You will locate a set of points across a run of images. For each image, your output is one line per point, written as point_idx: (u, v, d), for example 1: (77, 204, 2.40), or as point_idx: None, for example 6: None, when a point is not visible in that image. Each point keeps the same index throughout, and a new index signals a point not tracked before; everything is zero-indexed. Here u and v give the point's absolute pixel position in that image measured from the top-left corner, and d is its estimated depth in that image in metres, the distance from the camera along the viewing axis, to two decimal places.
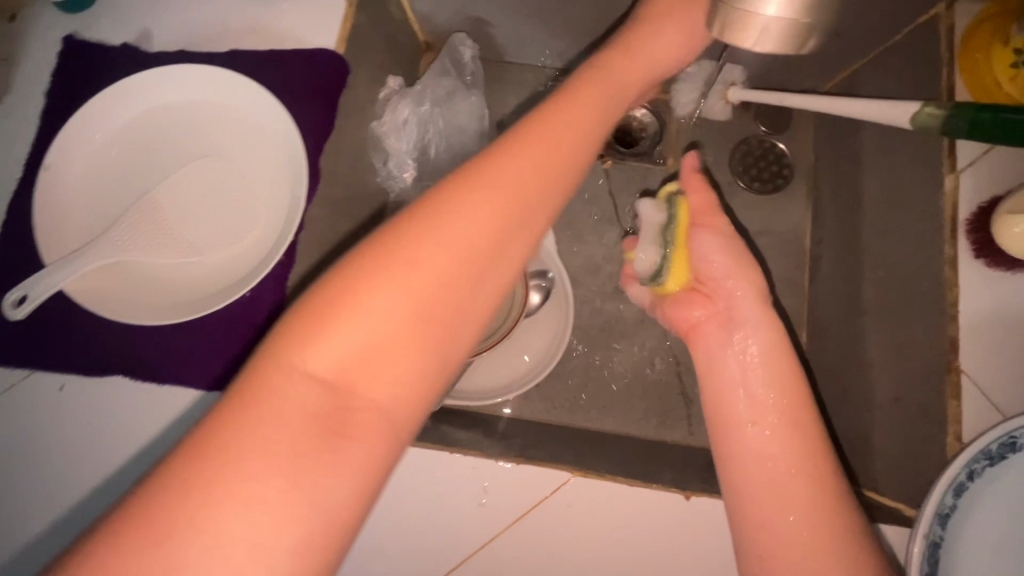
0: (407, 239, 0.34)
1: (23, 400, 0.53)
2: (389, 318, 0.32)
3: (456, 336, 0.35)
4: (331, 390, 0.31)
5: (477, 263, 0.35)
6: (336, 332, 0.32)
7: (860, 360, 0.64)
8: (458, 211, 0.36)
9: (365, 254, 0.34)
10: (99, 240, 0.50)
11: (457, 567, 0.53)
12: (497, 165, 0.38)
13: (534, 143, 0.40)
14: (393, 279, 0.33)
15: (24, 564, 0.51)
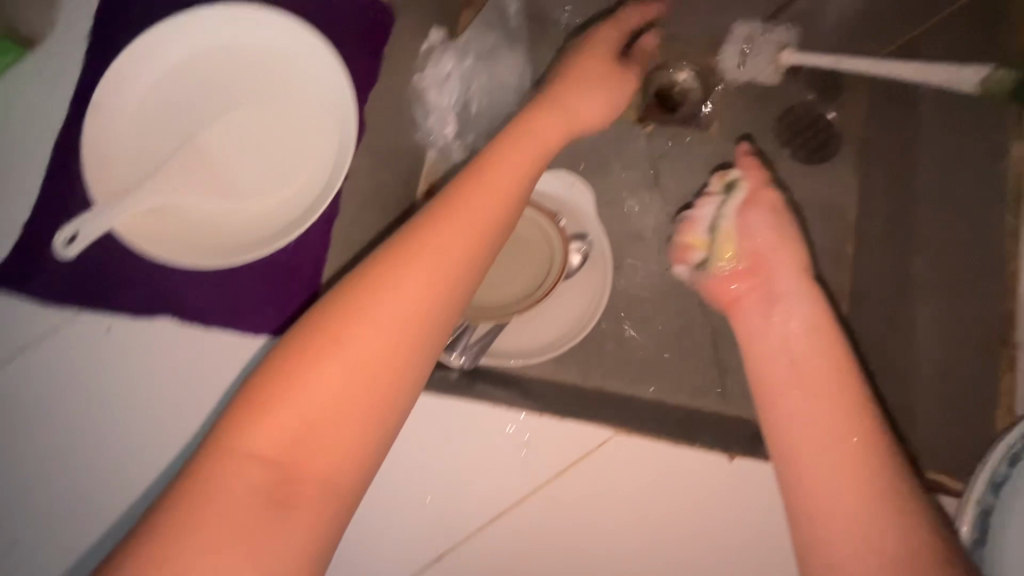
0: (340, 326, 0.41)
1: (69, 339, 0.54)
2: (323, 395, 0.39)
3: (385, 403, 0.41)
4: (274, 459, 0.38)
5: (402, 342, 0.42)
6: (279, 411, 0.39)
7: (905, 331, 0.63)
8: (377, 304, 0.42)
9: (301, 345, 0.41)
10: (148, 181, 0.50)
11: (491, 522, 0.52)
12: (418, 246, 0.44)
13: (446, 227, 0.45)
14: (324, 364, 0.40)
15: (78, 498, 0.53)
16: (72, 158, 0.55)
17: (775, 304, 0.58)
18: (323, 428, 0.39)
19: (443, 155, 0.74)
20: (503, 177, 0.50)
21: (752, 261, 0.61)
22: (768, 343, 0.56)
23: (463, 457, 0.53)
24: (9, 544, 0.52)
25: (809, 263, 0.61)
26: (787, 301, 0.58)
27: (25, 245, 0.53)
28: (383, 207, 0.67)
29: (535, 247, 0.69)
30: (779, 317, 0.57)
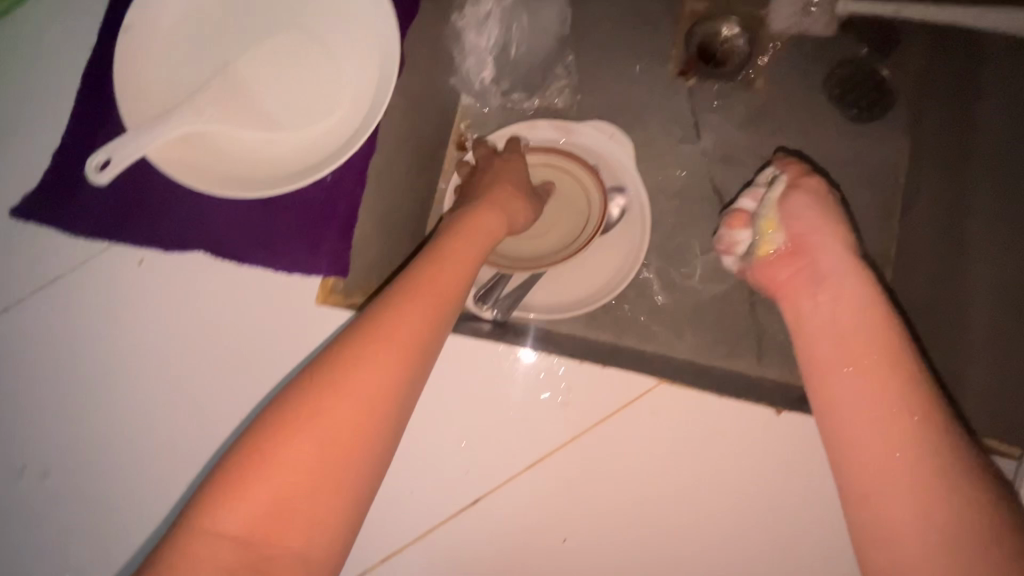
0: (314, 398, 0.39)
1: (103, 271, 0.53)
2: (299, 469, 0.37)
3: (358, 480, 0.38)
4: (246, 537, 0.35)
5: (377, 415, 0.39)
6: (248, 496, 0.36)
7: (956, 294, 0.61)
8: (352, 372, 0.40)
9: (269, 429, 0.38)
10: (183, 106, 0.48)
11: (527, 470, 0.52)
12: (392, 317, 0.42)
13: (419, 290, 0.45)
14: (293, 445, 0.37)
15: (113, 433, 0.52)
16: (105, 86, 0.53)
17: (820, 285, 0.55)
18: (295, 510, 0.36)
19: (479, 101, 0.73)
20: (462, 253, 0.50)
21: (795, 243, 0.58)
22: (814, 319, 0.54)
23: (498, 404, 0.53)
24: (44, 474, 0.52)
25: (854, 243, 0.58)
26: (832, 281, 0.55)
27: (59, 173, 0.52)
28: (417, 152, 0.64)
29: (567, 208, 0.68)
30: (826, 297, 0.55)
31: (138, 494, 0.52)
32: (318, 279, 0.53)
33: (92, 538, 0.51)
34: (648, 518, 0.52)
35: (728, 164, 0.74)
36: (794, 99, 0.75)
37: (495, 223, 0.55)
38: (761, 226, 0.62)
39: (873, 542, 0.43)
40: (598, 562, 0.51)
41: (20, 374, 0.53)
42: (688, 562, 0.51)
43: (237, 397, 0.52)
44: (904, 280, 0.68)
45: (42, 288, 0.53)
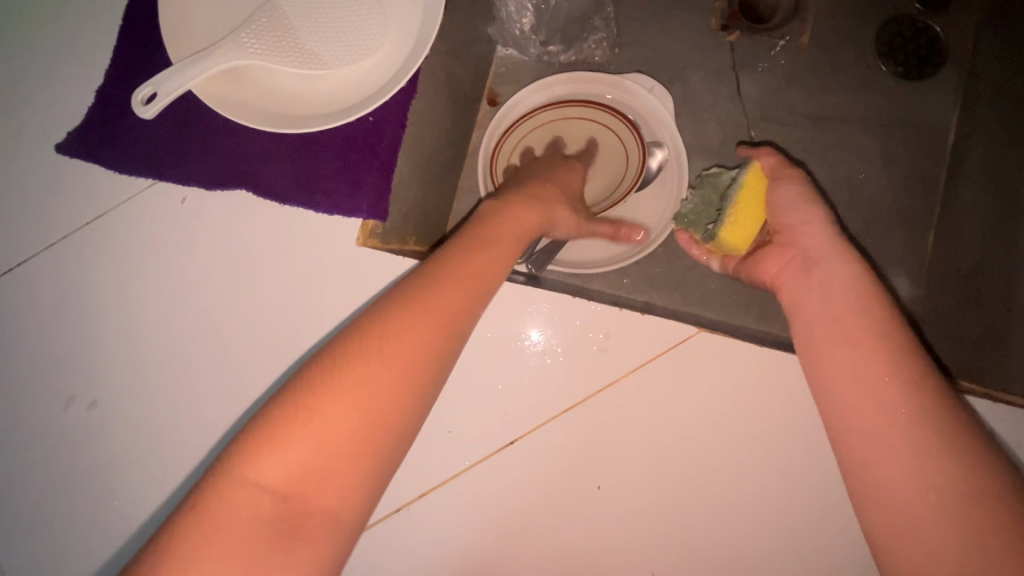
0: (356, 359, 0.37)
1: (146, 209, 0.54)
2: (341, 427, 0.34)
3: (396, 442, 0.36)
4: (284, 489, 0.33)
5: (422, 382, 0.38)
6: (292, 447, 0.34)
7: (1010, 255, 0.58)
8: (398, 333, 0.38)
9: (310, 383, 0.36)
10: (227, 40, 0.47)
11: (564, 414, 0.54)
12: (433, 288, 0.41)
13: (464, 263, 0.43)
14: (339, 400, 0.35)
15: (156, 368, 0.53)
16: (148, 21, 0.53)
17: (811, 272, 0.52)
18: (335, 468, 0.34)
19: (518, 50, 0.71)
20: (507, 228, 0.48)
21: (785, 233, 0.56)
22: (810, 301, 0.51)
23: (538, 350, 0.56)
24: (91, 405, 0.53)
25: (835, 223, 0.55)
26: (824, 265, 0.52)
27: (102, 108, 0.53)
28: (454, 100, 0.64)
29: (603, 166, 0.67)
30: (817, 282, 0.51)
31: (185, 426, 0.53)
32: (358, 221, 0.54)
33: (136, 470, 0.53)
34: (679, 464, 0.54)
35: (767, 122, 0.72)
36: (841, 53, 0.72)
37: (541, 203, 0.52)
38: (727, 213, 0.60)
39: (877, 507, 0.42)
40: (631, 504, 0.53)
41: (68, 306, 0.54)
42: (717, 506, 0.54)
43: (283, 336, 0.54)
44: (946, 245, 0.68)
45: (89, 223, 0.54)
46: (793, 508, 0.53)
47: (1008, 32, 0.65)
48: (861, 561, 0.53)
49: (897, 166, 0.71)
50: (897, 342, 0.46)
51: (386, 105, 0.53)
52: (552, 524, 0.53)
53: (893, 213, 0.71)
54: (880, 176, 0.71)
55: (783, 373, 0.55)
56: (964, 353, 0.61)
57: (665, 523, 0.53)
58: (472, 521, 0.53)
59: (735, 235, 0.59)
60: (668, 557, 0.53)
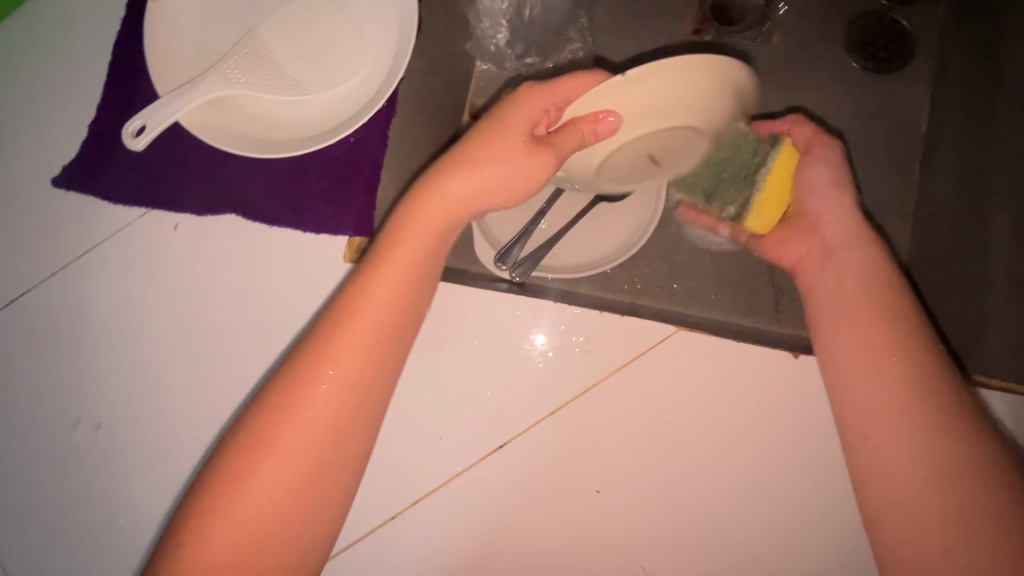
0: (259, 451, 0.41)
1: (141, 236, 0.56)
2: (261, 515, 0.40)
3: (337, 475, 0.43)
4: (248, 539, 0.40)
5: (323, 453, 0.42)
6: (246, 504, 0.40)
7: (980, 242, 0.60)
8: (292, 419, 0.42)
9: (227, 477, 0.41)
10: (211, 71, 0.50)
11: (550, 417, 0.56)
12: (318, 363, 0.43)
13: (348, 330, 0.44)
14: (254, 480, 0.40)
15: (155, 389, 0.55)
16: (139, 55, 0.56)
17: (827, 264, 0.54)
18: (265, 548, 0.40)
19: (496, 65, 0.72)
20: (406, 265, 0.47)
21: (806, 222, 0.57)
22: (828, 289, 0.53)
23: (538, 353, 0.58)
24: (97, 427, 0.55)
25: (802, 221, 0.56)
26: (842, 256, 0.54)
27: (98, 140, 0.55)
28: (437, 115, 0.66)
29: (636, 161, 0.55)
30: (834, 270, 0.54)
31: (186, 445, 0.55)
32: (345, 239, 0.56)
33: (141, 489, 0.55)
34: (668, 460, 0.56)
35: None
36: (812, 50, 0.74)
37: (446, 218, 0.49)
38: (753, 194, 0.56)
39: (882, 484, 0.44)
40: (625, 504, 0.55)
41: (73, 330, 0.56)
42: (706, 498, 0.55)
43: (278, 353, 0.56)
44: (925, 229, 0.69)
45: (88, 252, 0.56)
46: (779, 495, 0.55)
47: (974, 27, 0.66)
48: (851, 544, 0.55)
49: (872, 158, 0.73)
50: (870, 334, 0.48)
51: (367, 126, 0.55)
52: (547, 525, 0.55)
53: (874, 200, 0.72)
54: (859, 167, 0.73)
55: (761, 364, 0.57)
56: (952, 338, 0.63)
57: (653, 519, 0.55)
58: (469, 525, 0.55)
59: (761, 221, 0.56)
60: (661, 551, 0.55)
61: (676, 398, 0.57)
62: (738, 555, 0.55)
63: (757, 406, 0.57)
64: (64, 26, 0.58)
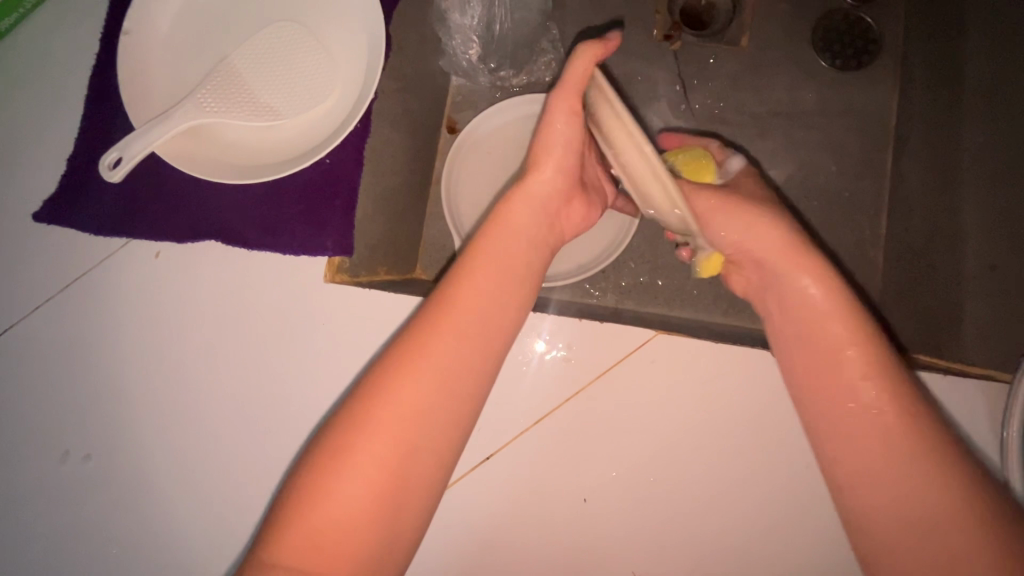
0: (354, 430, 0.40)
1: (122, 266, 0.56)
2: (350, 503, 0.38)
3: (426, 470, 0.41)
4: (322, 541, 0.38)
5: (411, 445, 0.40)
6: (328, 501, 0.38)
7: (953, 231, 0.61)
8: (394, 396, 0.41)
9: (319, 467, 0.39)
10: (184, 101, 0.50)
11: (538, 424, 0.57)
12: (419, 345, 0.42)
13: (452, 318, 0.44)
14: (349, 466, 0.39)
15: (143, 417, 0.56)
16: (114, 88, 0.56)
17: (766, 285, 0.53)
18: (343, 547, 0.38)
19: (469, 80, 0.74)
20: (501, 258, 0.47)
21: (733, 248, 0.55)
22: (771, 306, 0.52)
23: (532, 361, 0.58)
24: (86, 458, 0.55)
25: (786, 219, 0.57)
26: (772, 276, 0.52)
27: (74, 173, 0.55)
28: (412, 135, 0.66)
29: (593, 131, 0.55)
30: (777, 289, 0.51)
31: (179, 468, 0.56)
32: (324, 259, 0.57)
33: (135, 515, 0.55)
34: (655, 468, 0.56)
35: (718, 124, 0.75)
36: (780, 51, 0.75)
37: (533, 203, 0.51)
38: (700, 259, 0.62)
39: None
40: (615, 512, 0.56)
41: (59, 363, 0.56)
42: (695, 501, 0.56)
43: (264, 374, 0.56)
44: (896, 223, 0.70)
45: (69, 285, 0.56)
46: (763, 490, 0.56)
47: (936, 24, 0.68)
48: (837, 536, 0.55)
49: (846, 153, 0.74)
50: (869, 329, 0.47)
51: (342, 147, 0.56)
52: (536, 536, 0.55)
53: (845, 196, 0.73)
54: (829, 163, 0.74)
55: (741, 363, 0.58)
56: (922, 330, 0.63)
57: (645, 520, 0.56)
58: (458, 540, 0.55)
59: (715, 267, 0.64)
60: (649, 557, 0.55)
61: (660, 399, 0.57)
62: (728, 553, 0.55)
63: (739, 405, 0.57)
64: (38, 62, 0.58)
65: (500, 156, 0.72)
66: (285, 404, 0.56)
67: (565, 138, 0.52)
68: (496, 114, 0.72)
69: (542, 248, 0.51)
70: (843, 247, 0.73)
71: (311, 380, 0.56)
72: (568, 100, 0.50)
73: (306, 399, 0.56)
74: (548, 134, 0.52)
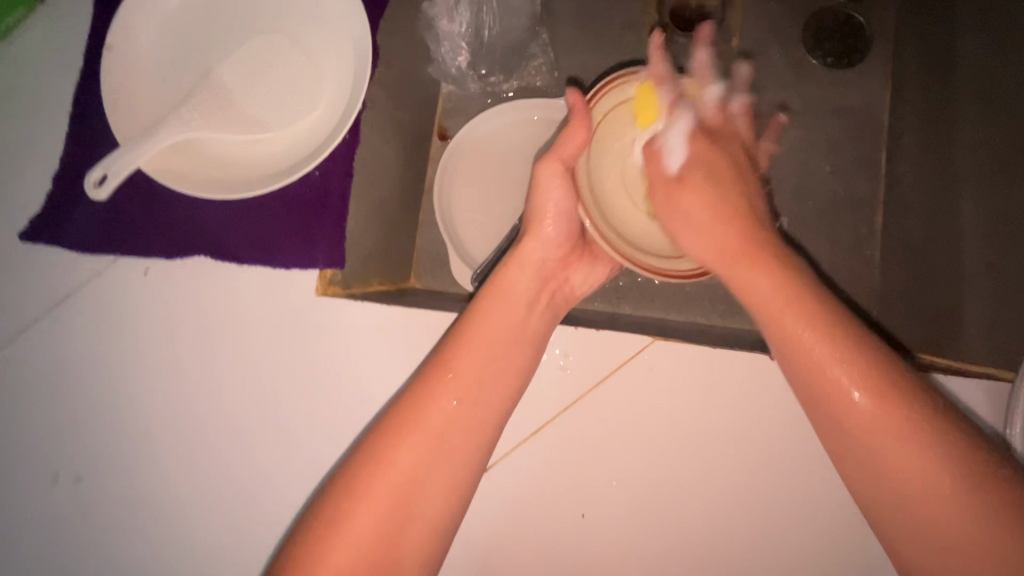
0: (349, 501, 0.45)
1: (110, 283, 0.56)
2: (346, 565, 0.43)
3: (422, 524, 0.46)
4: None
5: (403, 509, 0.45)
6: (328, 560, 0.43)
7: (950, 231, 0.61)
8: (388, 465, 0.46)
9: (317, 536, 0.44)
10: (170, 116, 0.50)
11: (534, 433, 0.56)
12: (416, 413, 0.48)
13: (446, 391, 0.49)
14: (344, 535, 0.44)
15: (134, 437, 0.55)
16: (99, 103, 0.56)
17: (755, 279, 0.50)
18: None
19: (459, 87, 0.74)
20: (492, 329, 0.53)
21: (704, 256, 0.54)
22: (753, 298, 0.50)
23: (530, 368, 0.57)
24: (77, 481, 0.54)
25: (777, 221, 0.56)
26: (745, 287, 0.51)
27: (61, 189, 0.55)
28: (403, 143, 0.66)
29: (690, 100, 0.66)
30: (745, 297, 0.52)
31: (172, 489, 0.55)
32: (316, 272, 0.56)
33: (128, 535, 0.54)
34: (655, 478, 0.56)
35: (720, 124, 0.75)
36: (771, 50, 0.75)
37: (527, 268, 0.57)
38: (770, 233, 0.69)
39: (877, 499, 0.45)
40: (615, 527, 0.55)
41: (48, 384, 0.55)
42: (693, 509, 0.56)
43: (256, 391, 0.56)
44: (893, 222, 0.70)
45: (55, 304, 0.55)
46: (763, 495, 0.56)
47: (926, 21, 0.68)
48: (833, 538, 0.56)
49: (840, 151, 0.73)
50: (866, 333, 0.47)
51: (331, 158, 0.55)
52: (535, 552, 0.55)
53: (839, 195, 0.73)
54: (823, 163, 0.73)
55: (741, 366, 0.57)
56: (924, 331, 0.62)
57: (642, 529, 0.56)
58: (458, 557, 0.55)
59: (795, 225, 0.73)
60: (648, 566, 0.56)
61: (659, 407, 0.57)
62: (727, 558, 0.56)
63: (739, 409, 0.57)
64: (21, 77, 0.58)
65: (492, 162, 0.72)
66: (279, 421, 0.56)
67: (553, 204, 0.58)
68: (488, 120, 0.71)
69: (545, 313, 0.56)
70: (839, 245, 0.72)
71: (304, 395, 0.56)
72: (555, 168, 0.56)
73: (301, 417, 0.56)
74: (539, 197, 0.58)
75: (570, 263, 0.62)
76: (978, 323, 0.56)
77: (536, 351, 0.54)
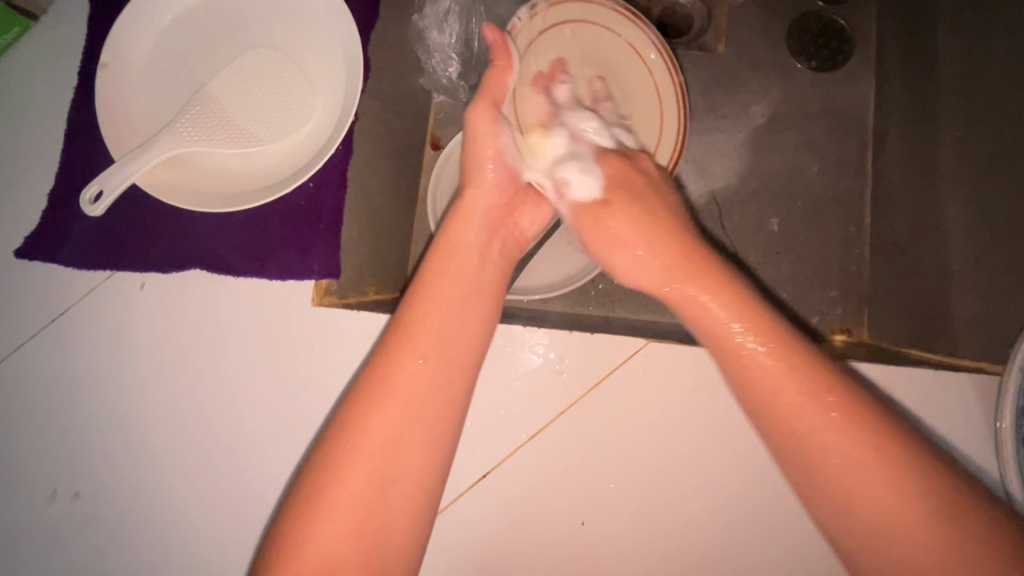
0: (329, 475, 0.41)
1: (105, 298, 0.56)
2: (329, 551, 0.39)
3: (407, 497, 0.42)
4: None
5: (382, 483, 0.41)
6: (308, 548, 0.39)
7: (935, 227, 0.62)
8: (359, 440, 0.42)
9: (299, 513, 0.40)
10: (164, 131, 0.50)
11: (531, 437, 0.57)
12: (381, 383, 0.44)
13: (405, 354, 0.45)
14: (327, 512, 0.40)
15: (131, 451, 0.55)
16: (94, 120, 0.56)
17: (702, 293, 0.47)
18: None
19: (450, 97, 0.72)
20: (451, 290, 0.49)
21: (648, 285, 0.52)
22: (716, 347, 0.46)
23: (526, 372, 0.58)
24: (74, 497, 0.54)
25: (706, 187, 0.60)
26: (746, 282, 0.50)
27: (56, 206, 0.55)
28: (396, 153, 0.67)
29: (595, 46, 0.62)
30: None
31: (170, 497, 0.55)
32: (312, 282, 0.57)
33: (130, 547, 0.54)
34: (654, 476, 0.56)
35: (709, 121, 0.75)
36: (757, 56, 0.76)
37: (475, 219, 0.53)
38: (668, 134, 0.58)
39: None
40: (612, 530, 0.56)
41: (49, 396, 0.55)
42: (696, 503, 0.56)
43: (252, 401, 0.56)
44: (880, 219, 0.71)
45: (51, 322, 0.56)
46: (764, 487, 0.56)
47: (907, 23, 0.69)
48: None
49: (827, 155, 0.75)
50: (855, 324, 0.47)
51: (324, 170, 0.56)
52: (535, 558, 0.55)
53: (829, 195, 0.74)
54: (812, 165, 0.74)
55: None
56: (912, 327, 0.63)
57: (644, 523, 0.56)
58: (463, 558, 0.55)
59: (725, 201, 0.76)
60: (654, 560, 0.56)
61: (657, 405, 0.57)
62: (731, 552, 0.56)
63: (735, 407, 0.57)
64: (17, 96, 0.58)
65: None
66: (280, 428, 0.56)
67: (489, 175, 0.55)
68: None
69: (497, 262, 0.54)
70: (829, 244, 0.73)
71: (305, 403, 0.56)
72: (488, 109, 0.54)
73: (299, 427, 0.56)
74: (473, 171, 0.55)
75: (519, 203, 0.58)
76: (968, 317, 0.57)
77: (498, 304, 0.51)
